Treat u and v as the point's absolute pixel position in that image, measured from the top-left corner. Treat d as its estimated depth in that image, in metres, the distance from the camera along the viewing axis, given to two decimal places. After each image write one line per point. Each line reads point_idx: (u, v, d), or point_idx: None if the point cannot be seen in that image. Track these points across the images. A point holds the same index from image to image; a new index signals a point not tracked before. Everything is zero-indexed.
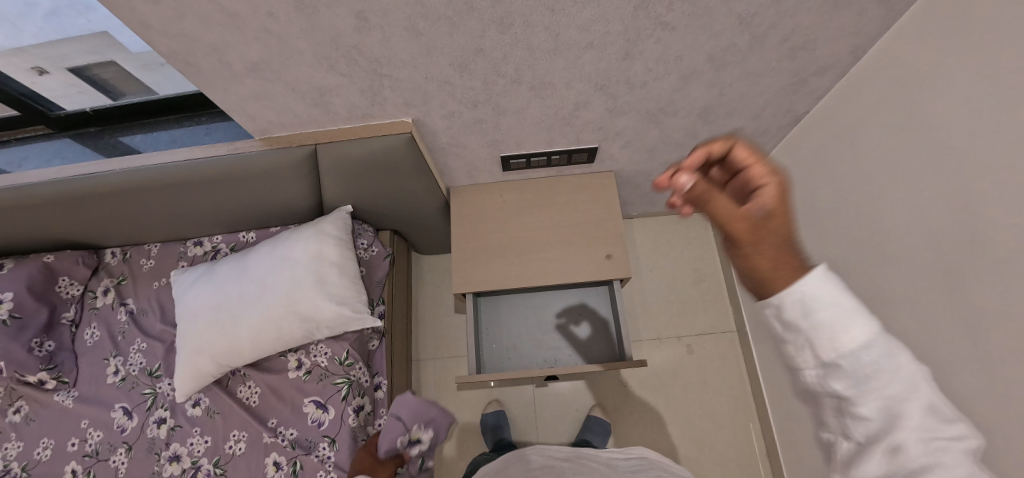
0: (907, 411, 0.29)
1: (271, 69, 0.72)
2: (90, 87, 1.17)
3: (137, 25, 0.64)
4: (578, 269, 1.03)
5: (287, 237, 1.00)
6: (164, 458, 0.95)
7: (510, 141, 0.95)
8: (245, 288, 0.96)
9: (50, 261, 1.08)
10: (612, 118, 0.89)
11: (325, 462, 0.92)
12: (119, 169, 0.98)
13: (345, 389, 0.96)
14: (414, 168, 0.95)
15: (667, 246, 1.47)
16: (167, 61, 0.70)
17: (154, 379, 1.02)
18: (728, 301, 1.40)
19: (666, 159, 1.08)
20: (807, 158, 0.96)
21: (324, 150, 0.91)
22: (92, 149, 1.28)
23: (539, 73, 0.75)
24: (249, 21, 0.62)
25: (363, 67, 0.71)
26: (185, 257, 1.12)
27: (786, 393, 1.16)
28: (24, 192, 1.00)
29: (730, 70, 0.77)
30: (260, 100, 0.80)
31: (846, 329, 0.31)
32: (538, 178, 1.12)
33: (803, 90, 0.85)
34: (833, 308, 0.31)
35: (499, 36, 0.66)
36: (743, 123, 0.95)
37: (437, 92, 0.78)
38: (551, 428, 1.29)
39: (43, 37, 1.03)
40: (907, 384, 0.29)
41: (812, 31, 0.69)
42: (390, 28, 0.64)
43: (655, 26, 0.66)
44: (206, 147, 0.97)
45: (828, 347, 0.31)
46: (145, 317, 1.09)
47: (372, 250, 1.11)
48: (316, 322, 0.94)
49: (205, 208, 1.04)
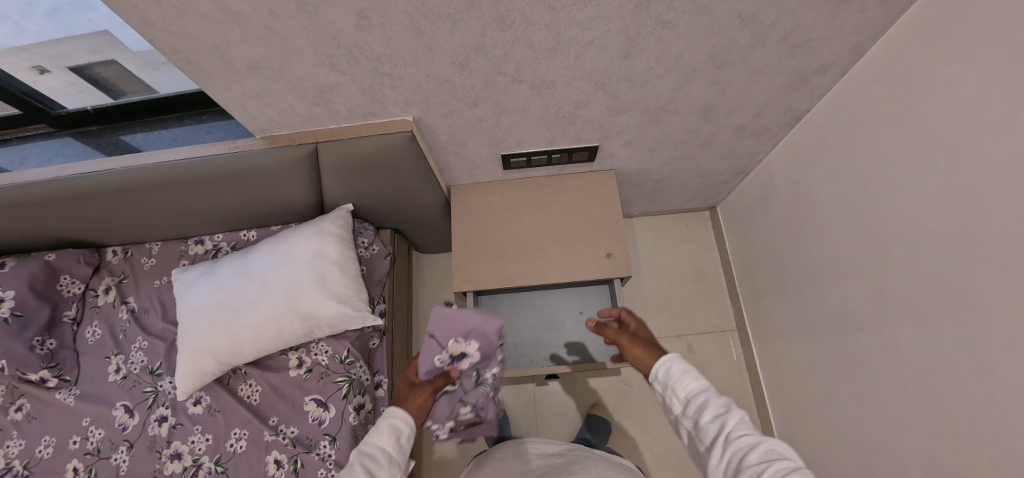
0: (724, 417, 0.53)
1: (272, 67, 0.72)
2: (91, 86, 1.17)
3: (139, 23, 0.64)
4: (578, 268, 1.03)
5: (288, 236, 1.00)
6: (165, 456, 0.96)
7: (510, 139, 0.95)
8: (246, 286, 0.97)
9: (52, 259, 1.08)
10: (613, 117, 0.89)
11: (326, 460, 0.92)
12: (120, 167, 0.98)
13: (346, 387, 0.97)
14: (415, 166, 0.95)
15: (667, 245, 1.47)
16: (168, 60, 0.70)
17: (156, 377, 1.03)
18: (729, 300, 1.40)
19: (666, 158, 1.08)
20: (807, 157, 0.96)
21: (325, 148, 0.91)
22: (94, 147, 1.29)
23: (540, 71, 0.75)
24: (250, 19, 0.62)
25: (364, 66, 0.71)
26: (187, 256, 1.13)
27: (787, 392, 1.16)
28: (26, 190, 1.00)
29: (731, 69, 0.77)
30: (261, 99, 0.80)
31: (689, 381, 0.60)
32: (539, 177, 1.12)
33: (803, 89, 0.85)
34: (680, 369, 0.62)
35: (499, 34, 0.66)
36: (743, 122, 0.95)
37: (438, 90, 0.78)
38: (551, 427, 1.30)
39: (44, 37, 1.03)
40: (722, 405, 0.55)
41: (813, 30, 0.69)
42: (391, 26, 0.64)
43: (656, 25, 0.66)
44: (208, 146, 0.98)
45: (681, 389, 0.60)
46: (147, 315, 1.09)
47: (373, 249, 1.11)
48: (317, 320, 0.94)
49: (206, 207, 1.04)
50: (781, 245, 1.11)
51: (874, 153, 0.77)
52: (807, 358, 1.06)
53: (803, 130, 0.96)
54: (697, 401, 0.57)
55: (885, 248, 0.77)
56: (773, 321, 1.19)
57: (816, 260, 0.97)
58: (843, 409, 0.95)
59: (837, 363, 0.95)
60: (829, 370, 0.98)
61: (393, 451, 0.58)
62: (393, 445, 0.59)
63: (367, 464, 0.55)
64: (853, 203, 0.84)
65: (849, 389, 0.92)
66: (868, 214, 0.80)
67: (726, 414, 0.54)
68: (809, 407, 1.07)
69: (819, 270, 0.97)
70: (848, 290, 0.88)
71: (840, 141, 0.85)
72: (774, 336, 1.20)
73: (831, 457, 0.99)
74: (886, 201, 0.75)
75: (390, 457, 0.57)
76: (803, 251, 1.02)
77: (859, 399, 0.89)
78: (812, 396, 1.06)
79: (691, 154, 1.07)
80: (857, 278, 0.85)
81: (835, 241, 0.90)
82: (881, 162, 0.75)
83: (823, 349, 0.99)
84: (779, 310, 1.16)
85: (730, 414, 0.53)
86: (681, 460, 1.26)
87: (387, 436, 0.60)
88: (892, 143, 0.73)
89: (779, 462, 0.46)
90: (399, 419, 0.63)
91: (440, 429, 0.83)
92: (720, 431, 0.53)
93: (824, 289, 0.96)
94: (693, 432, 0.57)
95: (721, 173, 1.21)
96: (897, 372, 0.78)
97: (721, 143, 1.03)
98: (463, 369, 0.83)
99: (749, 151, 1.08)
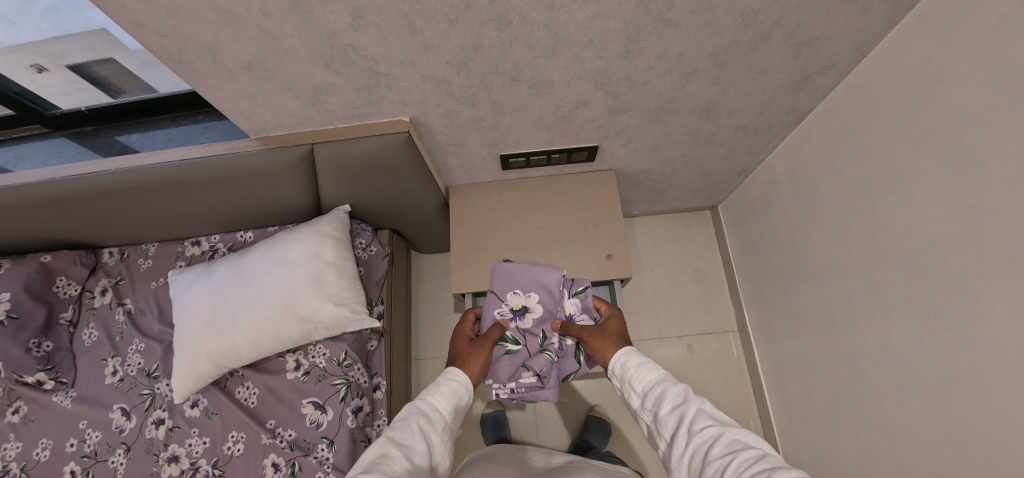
0: (682, 406, 0.55)
1: (266, 68, 0.71)
2: (88, 84, 1.16)
3: (129, 24, 0.63)
4: (577, 269, 1.02)
5: (284, 238, 0.99)
6: (162, 459, 0.95)
7: (509, 139, 0.94)
8: (242, 288, 0.96)
9: (47, 261, 1.07)
10: (613, 117, 0.88)
11: (323, 463, 0.91)
12: (114, 168, 0.97)
13: (343, 390, 0.96)
14: (412, 167, 0.93)
15: (667, 245, 1.46)
16: (160, 60, 0.69)
17: (152, 379, 1.02)
18: (729, 301, 1.40)
19: (667, 158, 1.07)
20: (810, 157, 0.94)
21: (320, 149, 0.90)
22: (89, 148, 1.28)
23: (538, 71, 0.74)
24: (243, 19, 0.61)
25: (359, 66, 0.70)
26: (183, 257, 1.12)
27: (788, 394, 1.15)
28: (20, 191, 0.99)
29: (733, 67, 0.76)
30: (256, 100, 0.79)
31: (647, 373, 0.62)
32: (537, 177, 1.11)
33: (806, 88, 0.83)
34: (637, 361, 0.65)
35: (497, 33, 0.65)
36: (745, 121, 0.93)
37: (435, 90, 0.77)
38: (550, 427, 1.29)
39: (41, 35, 1.02)
40: (680, 394, 0.57)
41: (818, 28, 0.68)
42: (386, 26, 0.62)
43: (656, 24, 0.64)
44: (202, 146, 0.96)
45: (641, 382, 0.62)
46: (143, 317, 1.09)
47: (371, 250, 1.11)
48: (314, 323, 0.94)
49: (202, 208, 1.03)
50: (782, 245, 1.10)
51: (877, 153, 0.75)
52: (809, 360, 1.05)
53: (806, 130, 0.94)
54: (655, 393, 0.59)
55: (887, 250, 0.76)
56: (775, 322, 1.18)
57: (818, 262, 0.96)
58: (844, 411, 0.94)
59: (839, 366, 0.94)
60: (830, 373, 0.97)
61: (451, 415, 0.62)
62: (449, 409, 0.62)
63: (424, 421, 0.58)
64: (856, 204, 0.82)
65: (850, 392, 0.91)
66: (870, 216, 0.79)
67: (683, 404, 0.55)
68: (809, 409, 1.06)
69: (821, 271, 0.96)
70: (850, 292, 0.87)
71: (844, 141, 0.83)
72: (775, 337, 1.19)
73: (832, 459, 0.98)
74: (890, 202, 0.74)
75: (445, 420, 0.61)
76: (805, 253, 1.01)
77: (860, 402, 0.88)
78: (813, 398, 1.05)
79: (692, 153, 1.06)
80: (859, 281, 0.84)
81: (837, 243, 0.89)
82: (885, 163, 0.74)
83: (825, 350, 0.98)
84: (781, 310, 1.15)
85: (688, 404, 0.55)
86: None
87: (445, 399, 0.63)
88: (897, 143, 0.71)
89: (738, 450, 0.46)
90: (458, 385, 0.66)
91: (501, 387, 0.88)
92: (680, 421, 0.54)
93: (827, 291, 0.95)
94: (654, 427, 0.58)
95: (722, 173, 1.19)
96: (899, 376, 0.77)
97: (723, 143, 1.02)
98: (526, 325, 0.89)
99: (751, 150, 1.07)
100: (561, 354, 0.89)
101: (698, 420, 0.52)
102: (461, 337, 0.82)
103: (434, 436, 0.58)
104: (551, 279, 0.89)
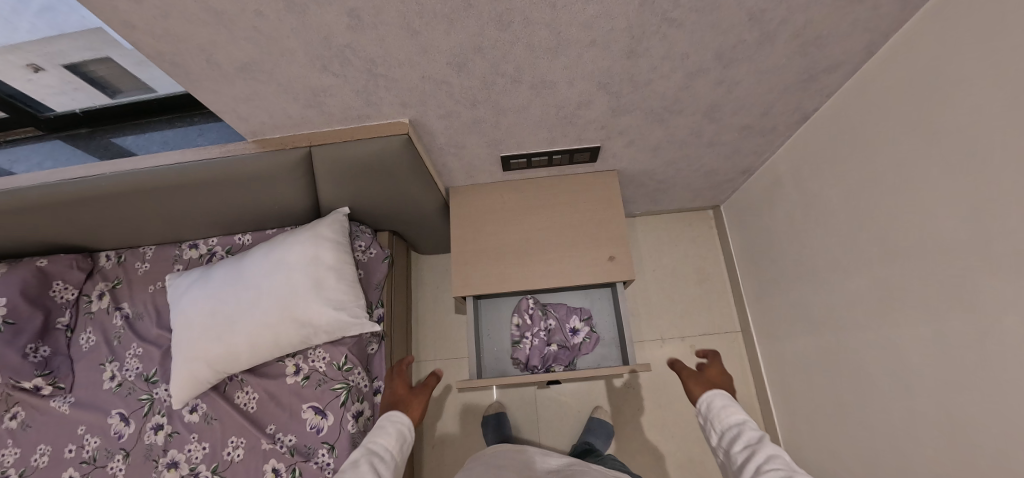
0: (756, 446, 0.63)
1: (261, 70, 0.69)
2: (87, 84, 1.14)
3: (120, 25, 0.61)
4: (579, 271, 1.01)
5: (283, 241, 0.98)
6: (162, 465, 0.94)
7: (510, 141, 0.93)
8: (241, 293, 0.95)
9: (43, 265, 1.06)
10: (615, 117, 0.87)
11: (324, 468, 0.91)
12: (110, 172, 0.96)
13: (344, 394, 0.95)
14: (411, 169, 0.92)
15: (669, 245, 1.45)
16: (154, 63, 0.68)
17: (151, 384, 1.01)
18: (732, 301, 1.39)
19: (669, 158, 1.06)
20: (814, 157, 0.93)
21: (319, 151, 0.89)
22: (83, 150, 1.26)
23: (540, 72, 0.72)
24: (237, 20, 0.59)
25: (357, 67, 0.69)
26: (181, 260, 1.11)
27: (792, 395, 1.14)
28: (14, 196, 0.98)
29: (738, 67, 0.74)
30: (252, 102, 0.78)
31: (730, 414, 0.71)
32: (537, 179, 1.09)
33: (812, 87, 0.82)
34: (725, 404, 0.72)
35: (498, 34, 0.63)
36: (750, 121, 0.92)
37: (435, 92, 0.76)
38: (552, 429, 1.28)
39: (37, 34, 1.01)
40: (757, 436, 0.65)
41: (825, 27, 0.66)
42: (384, 26, 0.61)
43: (661, 23, 0.63)
44: (198, 149, 0.95)
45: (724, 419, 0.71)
46: (142, 322, 1.08)
47: (370, 252, 1.09)
48: (313, 327, 0.92)
49: (199, 211, 1.02)
50: (786, 246, 1.09)
51: (882, 155, 0.74)
52: (812, 362, 1.04)
53: (811, 130, 0.93)
54: (733, 433, 0.68)
55: (891, 253, 0.75)
56: (778, 323, 1.17)
57: (823, 262, 0.95)
58: (848, 415, 0.93)
59: (843, 368, 0.93)
60: (834, 376, 0.96)
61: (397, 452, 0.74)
62: (396, 447, 0.74)
63: (375, 458, 0.70)
64: (861, 206, 0.81)
65: (854, 395, 0.90)
66: (875, 218, 0.78)
67: (757, 445, 0.63)
68: (813, 412, 1.05)
69: (825, 272, 0.95)
70: (856, 294, 0.86)
71: (850, 142, 0.81)
72: (778, 338, 1.18)
73: (837, 461, 0.97)
74: (896, 204, 0.73)
75: (394, 457, 0.73)
76: (809, 253, 0.99)
77: (866, 405, 0.87)
78: (817, 400, 1.04)
79: (696, 153, 1.05)
80: (864, 283, 0.83)
81: (841, 244, 0.88)
82: (890, 165, 0.73)
83: (830, 352, 0.96)
84: (785, 311, 1.13)
85: (762, 444, 0.63)
86: (682, 464, 1.25)
87: (392, 440, 0.75)
88: (902, 145, 0.70)
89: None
90: (404, 426, 0.78)
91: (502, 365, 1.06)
92: (749, 457, 0.63)
93: (831, 293, 0.93)
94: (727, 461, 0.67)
95: (725, 173, 1.18)
96: (905, 380, 0.76)
97: (727, 142, 1.00)
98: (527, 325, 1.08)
99: (755, 150, 1.05)
100: (564, 346, 1.06)
101: (765, 457, 0.60)
102: (400, 382, 0.88)
103: (385, 471, 0.69)
104: (562, 306, 1.09)
